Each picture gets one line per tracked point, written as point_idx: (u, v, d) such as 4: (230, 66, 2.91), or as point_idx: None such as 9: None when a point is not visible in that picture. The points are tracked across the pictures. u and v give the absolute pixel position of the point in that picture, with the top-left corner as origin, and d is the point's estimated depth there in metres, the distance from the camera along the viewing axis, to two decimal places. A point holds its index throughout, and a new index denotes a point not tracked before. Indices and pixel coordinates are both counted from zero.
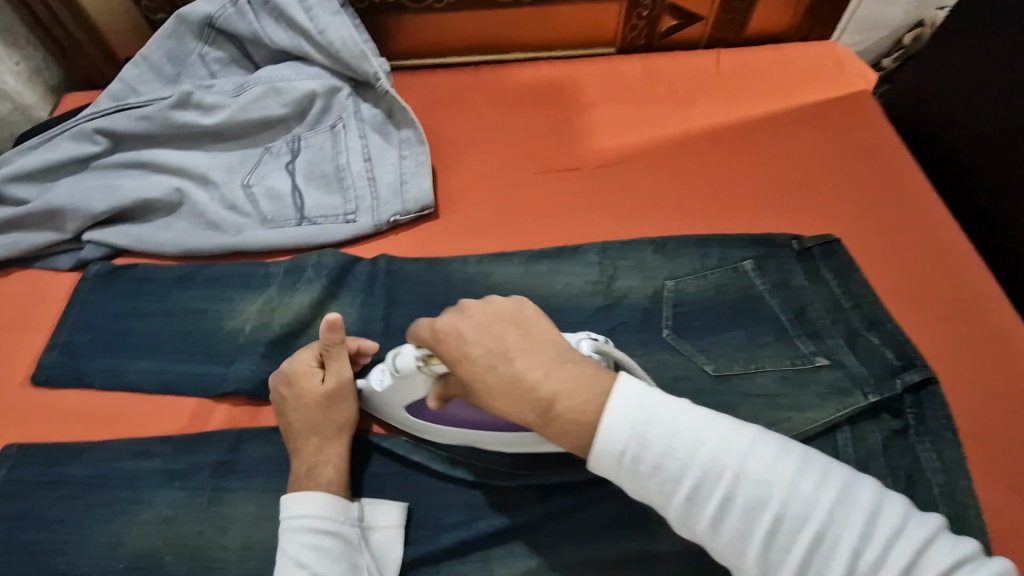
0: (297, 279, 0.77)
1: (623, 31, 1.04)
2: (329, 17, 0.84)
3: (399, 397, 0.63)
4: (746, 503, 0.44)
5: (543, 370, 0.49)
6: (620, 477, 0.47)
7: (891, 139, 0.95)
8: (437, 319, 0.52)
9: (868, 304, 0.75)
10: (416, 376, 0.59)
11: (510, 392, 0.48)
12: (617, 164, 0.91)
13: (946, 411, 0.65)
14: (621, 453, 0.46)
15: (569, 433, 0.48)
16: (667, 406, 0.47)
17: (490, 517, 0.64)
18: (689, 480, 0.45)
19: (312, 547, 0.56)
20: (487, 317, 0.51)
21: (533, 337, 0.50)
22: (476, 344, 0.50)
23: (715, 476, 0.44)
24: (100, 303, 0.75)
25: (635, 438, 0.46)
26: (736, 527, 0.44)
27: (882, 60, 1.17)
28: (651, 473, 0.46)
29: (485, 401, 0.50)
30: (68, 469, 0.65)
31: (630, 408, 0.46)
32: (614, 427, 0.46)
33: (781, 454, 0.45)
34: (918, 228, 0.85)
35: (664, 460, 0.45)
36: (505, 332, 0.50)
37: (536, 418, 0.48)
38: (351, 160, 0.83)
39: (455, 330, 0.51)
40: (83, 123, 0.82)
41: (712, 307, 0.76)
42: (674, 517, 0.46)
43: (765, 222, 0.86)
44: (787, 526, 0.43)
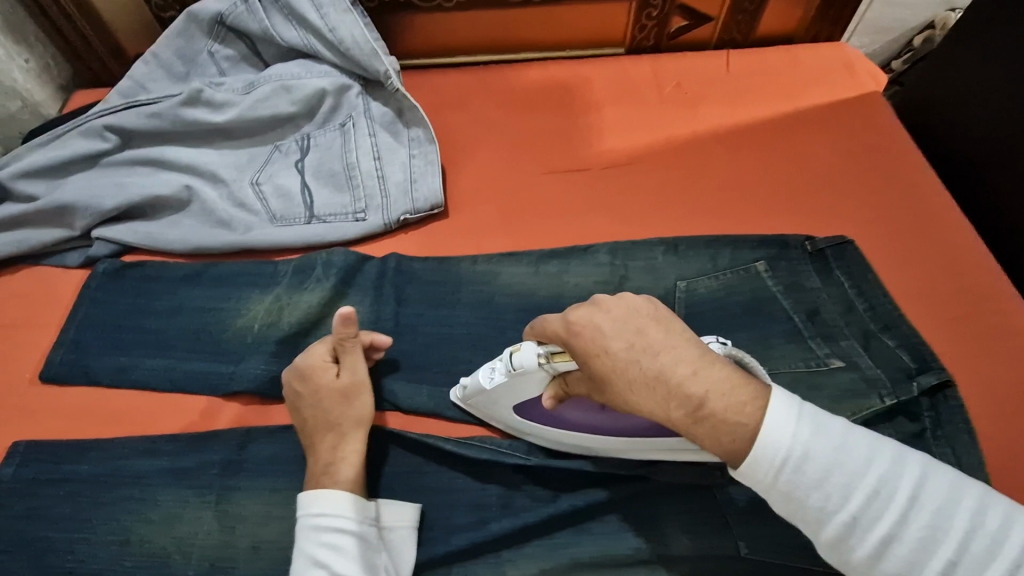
0: (306, 278, 0.76)
1: (633, 31, 1.04)
2: (339, 15, 0.84)
3: (509, 396, 0.61)
4: (920, 532, 0.42)
5: (691, 368, 0.45)
6: (772, 494, 0.44)
7: (902, 140, 0.94)
8: (568, 312, 0.49)
9: (882, 306, 0.74)
10: (535, 373, 0.56)
11: (654, 389, 0.45)
12: (628, 164, 0.90)
13: (964, 415, 0.64)
14: (779, 463, 0.43)
15: (719, 435, 0.44)
16: (829, 422, 0.44)
17: (501, 518, 0.63)
18: (857, 502, 0.42)
19: (328, 546, 0.55)
20: (626, 310, 0.47)
21: (677, 333, 0.46)
22: (618, 339, 0.46)
23: (888, 499, 0.42)
24: (109, 300, 0.75)
25: (799, 449, 0.43)
26: (907, 556, 0.42)
27: (891, 62, 1.16)
28: (812, 491, 0.43)
29: (625, 398, 0.46)
30: (75, 467, 0.65)
31: (795, 419, 0.44)
32: (772, 436, 0.43)
33: (970, 494, 0.43)
34: (938, 229, 0.85)
35: (830, 475, 0.43)
36: (646, 326, 0.46)
37: (682, 417, 0.45)
38: (361, 159, 0.82)
39: (591, 324, 0.47)
40: (93, 120, 0.82)
41: (723, 308, 0.75)
42: (828, 537, 0.44)
43: (777, 222, 0.86)
44: (967, 561, 0.41)
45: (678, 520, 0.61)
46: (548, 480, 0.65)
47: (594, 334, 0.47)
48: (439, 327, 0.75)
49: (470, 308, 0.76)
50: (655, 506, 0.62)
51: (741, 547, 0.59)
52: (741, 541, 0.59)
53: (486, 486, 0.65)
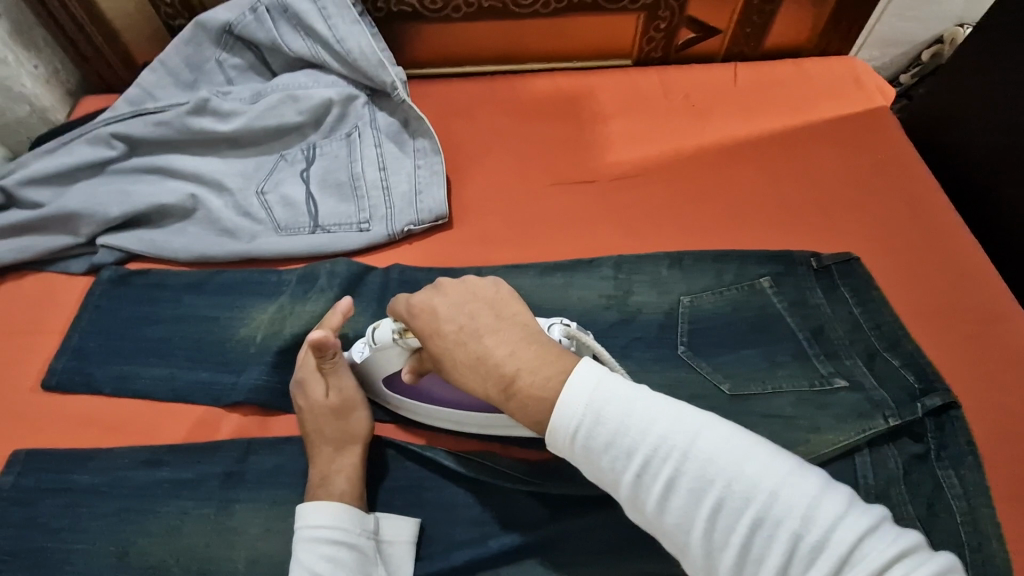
0: (310, 288, 0.76)
1: (641, 43, 1.04)
2: (347, 25, 0.84)
3: (378, 370, 0.65)
4: (690, 485, 0.44)
5: (508, 348, 0.51)
6: (575, 456, 0.48)
7: (909, 155, 0.93)
8: (413, 295, 0.56)
9: (888, 324, 0.73)
10: (392, 348, 0.61)
11: (474, 366, 0.52)
12: (633, 176, 0.90)
13: (968, 436, 0.64)
14: (576, 429, 0.47)
15: (527, 409, 0.50)
16: (622, 385, 0.47)
17: (501, 534, 0.63)
18: (637, 458, 0.45)
19: (329, 559, 0.56)
20: (461, 296, 0.54)
21: (504, 318, 0.53)
22: (448, 320, 0.53)
23: (668, 458, 0.44)
24: (112, 308, 0.75)
25: (587, 412, 0.46)
26: (680, 510, 0.44)
27: (899, 76, 1.16)
28: (603, 449, 0.46)
29: (451, 374, 0.53)
30: (77, 476, 0.65)
31: (588, 385, 0.47)
32: (570, 403, 0.47)
33: (738, 443, 0.44)
34: (909, 239, 0.85)
35: (616, 437, 0.46)
36: (478, 309, 0.54)
37: (497, 393, 0.51)
38: (366, 169, 0.82)
39: (430, 306, 0.54)
40: (99, 127, 0.82)
41: (728, 324, 0.75)
42: (625, 497, 0.46)
43: (781, 238, 0.85)
44: (727, 511, 0.42)
45: None
46: (549, 499, 0.64)
47: (431, 314, 0.54)
48: None
49: None
50: None
51: None
52: None
53: (487, 501, 0.65)
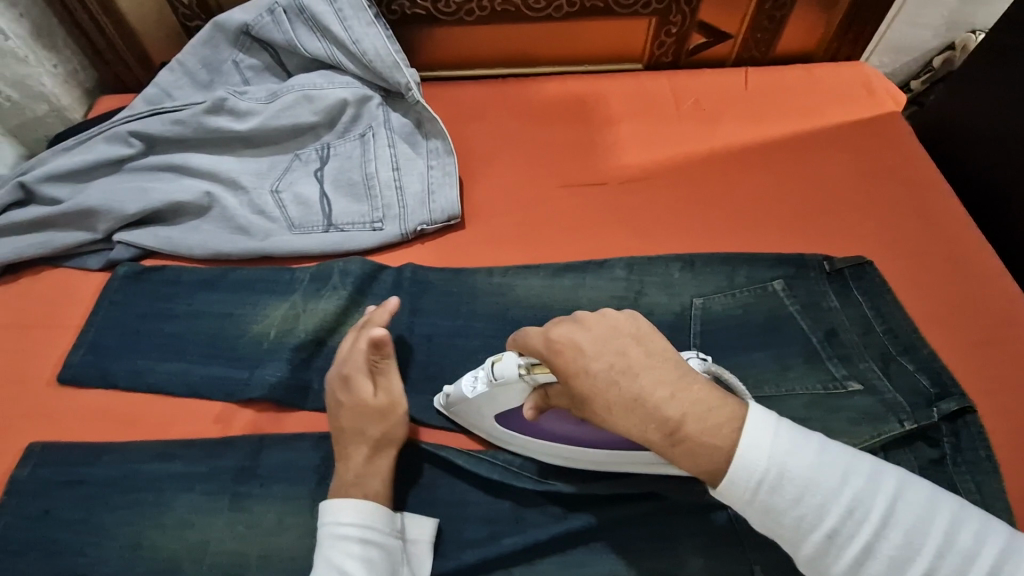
0: (322, 286, 0.77)
1: (651, 47, 1.04)
2: (363, 27, 0.85)
3: (490, 406, 0.62)
4: (893, 550, 0.44)
5: (667, 389, 0.47)
6: (750, 510, 0.47)
7: (925, 162, 0.93)
8: (552, 329, 0.52)
9: (902, 327, 0.73)
10: (515, 385, 0.57)
11: (632, 410, 0.47)
12: (644, 179, 0.90)
13: (984, 442, 0.63)
14: (757, 484, 0.45)
15: (696, 455, 0.47)
16: (805, 439, 0.46)
17: (512, 533, 0.63)
18: (832, 517, 0.44)
19: (360, 558, 0.55)
20: (606, 330, 0.50)
21: (655, 354, 0.49)
22: (596, 357, 0.49)
23: (862, 518, 0.44)
24: (127, 303, 0.76)
25: (774, 468, 0.45)
26: (880, 572, 0.44)
27: (910, 82, 1.16)
28: (790, 507, 0.45)
29: (603, 415, 0.49)
30: (90, 469, 0.65)
31: (770, 439, 0.46)
32: (749, 456, 0.45)
33: (940, 505, 0.44)
34: (932, 246, 0.84)
35: (806, 495, 0.45)
36: (624, 345, 0.49)
37: (661, 438, 0.47)
38: (380, 169, 0.83)
39: (572, 342, 0.50)
40: (117, 126, 0.83)
41: (740, 326, 0.75)
42: (807, 554, 0.46)
43: (794, 242, 0.85)
44: (936, 575, 0.43)
45: (692, 541, 0.61)
46: (559, 497, 0.64)
47: (574, 350, 0.50)
48: (454, 338, 0.75)
49: (484, 319, 0.76)
50: (667, 525, 0.62)
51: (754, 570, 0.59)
52: (755, 563, 0.59)
53: (498, 501, 0.65)
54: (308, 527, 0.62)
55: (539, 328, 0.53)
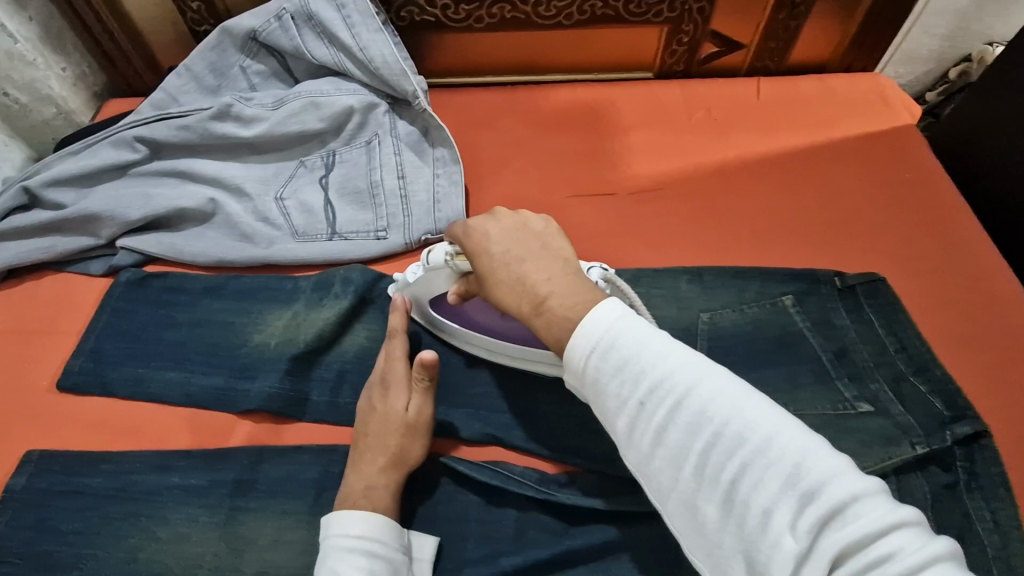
0: (325, 295, 0.76)
1: (663, 56, 1.03)
2: (371, 34, 0.84)
3: (424, 291, 0.68)
4: (690, 426, 0.44)
5: (547, 274, 0.54)
6: (580, 380, 0.49)
7: (937, 175, 0.91)
8: (471, 220, 0.60)
9: (915, 346, 0.71)
10: (444, 271, 0.64)
11: (513, 286, 0.55)
12: (653, 190, 0.89)
13: (999, 466, 0.62)
14: (589, 351, 0.48)
15: (552, 328, 0.51)
16: (646, 327, 0.48)
17: (514, 553, 0.61)
18: (644, 389, 0.46)
19: (364, 570, 0.54)
20: (514, 225, 0.59)
21: (548, 249, 0.56)
22: (498, 243, 0.57)
23: (669, 393, 0.45)
24: (130, 310, 0.75)
25: (602, 337, 0.47)
26: (675, 445, 0.44)
27: (926, 93, 1.14)
28: (610, 375, 0.47)
29: (492, 293, 0.56)
30: (88, 480, 0.64)
31: (608, 316, 0.48)
32: (588, 328, 0.48)
33: (754, 401, 0.44)
34: (933, 253, 0.84)
35: (625, 365, 0.47)
36: (526, 239, 0.57)
37: (529, 310, 0.53)
38: (385, 177, 0.82)
39: (483, 231, 0.59)
40: (124, 131, 0.82)
41: (749, 341, 0.74)
42: (621, 425, 0.47)
43: (805, 257, 0.84)
44: (720, 450, 0.43)
45: None
46: (561, 512, 0.64)
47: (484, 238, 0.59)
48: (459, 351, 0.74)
49: None
50: (672, 547, 0.60)
51: None
52: None
53: (500, 518, 0.64)
54: (306, 542, 0.61)
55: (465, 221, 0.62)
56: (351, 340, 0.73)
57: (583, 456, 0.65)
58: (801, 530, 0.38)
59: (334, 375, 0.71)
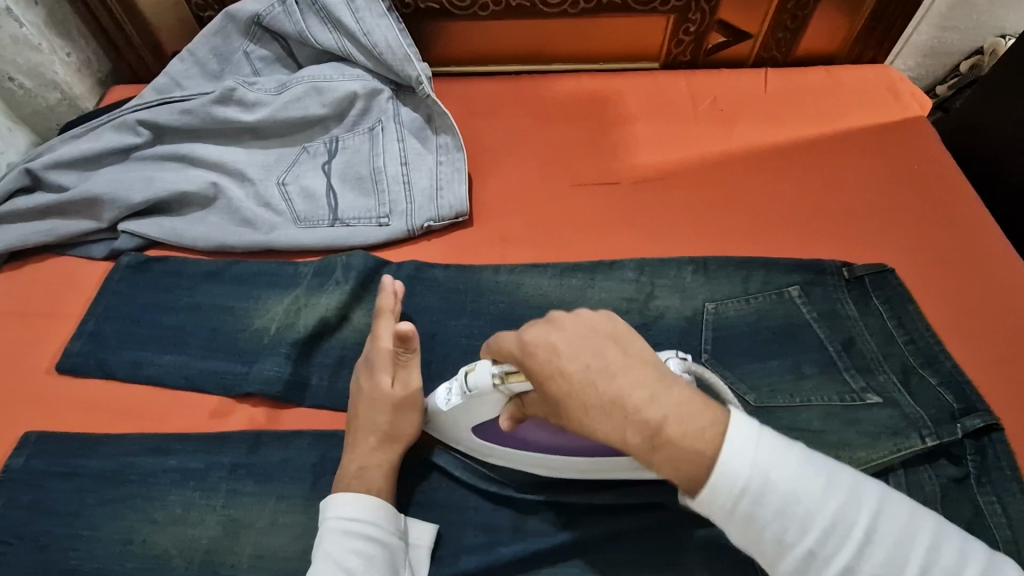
0: (325, 281, 0.75)
1: (669, 46, 1.02)
2: (375, 19, 0.83)
3: (468, 417, 0.58)
4: (876, 568, 0.41)
5: (650, 393, 0.45)
6: (729, 524, 0.44)
7: (947, 166, 0.90)
8: (525, 330, 0.48)
9: (924, 339, 0.70)
10: (489, 396, 0.54)
11: (610, 415, 0.45)
12: (658, 180, 0.88)
13: (1011, 461, 0.60)
14: (740, 495, 0.43)
15: (677, 464, 0.44)
16: (786, 449, 0.44)
17: (512, 541, 0.61)
18: (814, 534, 0.42)
19: (360, 554, 0.54)
20: (583, 331, 0.47)
21: (634, 354, 0.46)
22: (572, 360, 0.46)
23: (844, 533, 0.42)
24: (130, 293, 0.75)
25: (757, 477, 0.43)
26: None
27: (935, 87, 1.12)
28: (770, 521, 0.43)
29: (580, 420, 0.46)
30: (84, 461, 0.64)
31: (753, 447, 0.43)
32: (732, 465, 0.43)
33: (918, 519, 0.43)
34: (949, 253, 0.82)
35: (785, 507, 0.42)
36: (601, 346, 0.46)
37: (639, 442, 0.45)
38: (388, 163, 0.82)
39: (549, 344, 0.47)
40: (126, 115, 0.82)
41: (755, 333, 0.72)
42: (790, 570, 0.43)
43: (812, 248, 0.83)
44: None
45: (699, 554, 0.59)
46: (560, 502, 0.62)
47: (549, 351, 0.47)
48: (459, 338, 0.73)
49: (490, 319, 0.74)
50: (673, 537, 0.60)
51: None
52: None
53: (499, 507, 0.63)
54: (303, 528, 0.61)
55: (515, 331, 0.50)
56: (351, 326, 0.72)
57: None
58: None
59: (334, 360, 0.70)
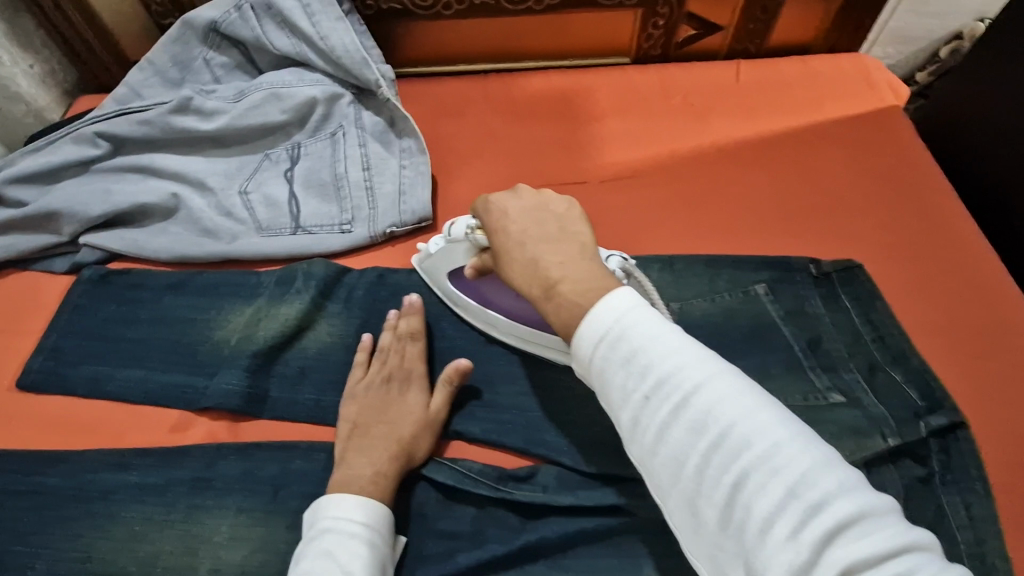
0: (287, 290, 0.74)
1: (639, 40, 1.00)
2: (332, 23, 0.82)
3: (446, 263, 0.69)
4: (693, 421, 0.40)
5: (563, 257, 0.50)
6: (588, 369, 0.45)
7: (920, 155, 0.89)
8: (492, 197, 0.58)
9: (891, 335, 0.69)
10: (462, 244, 0.64)
11: (526, 265, 0.51)
12: (626, 178, 0.87)
13: (976, 458, 0.60)
14: (599, 344, 0.44)
15: (560, 312, 0.48)
16: (657, 314, 0.44)
17: (470, 549, 0.60)
18: (646, 382, 0.42)
19: (359, 557, 0.52)
20: (535, 204, 0.55)
21: (568, 231, 0.53)
22: (516, 222, 0.54)
23: (675, 391, 0.41)
24: (91, 308, 0.75)
25: (615, 332, 0.44)
26: (677, 443, 0.41)
27: (916, 74, 1.10)
28: (615, 365, 0.43)
29: (506, 270, 0.53)
30: (44, 479, 0.64)
31: (621, 310, 0.44)
32: (599, 317, 0.44)
33: (752, 392, 0.41)
34: (896, 219, 0.83)
35: (633, 359, 0.43)
36: (545, 219, 0.54)
37: (540, 294, 0.50)
38: (349, 169, 0.81)
39: (503, 207, 0.56)
40: (85, 126, 0.82)
41: (719, 331, 0.71)
42: (624, 419, 0.44)
43: (779, 243, 0.81)
44: (722, 452, 0.39)
45: (659, 561, 0.58)
46: (519, 507, 0.62)
47: (502, 214, 0.56)
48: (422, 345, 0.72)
49: (453, 324, 0.73)
50: (633, 541, 0.59)
51: None
52: None
53: (458, 515, 0.62)
54: (261, 541, 0.60)
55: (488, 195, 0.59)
56: (312, 335, 0.72)
57: (543, 445, 0.65)
58: (796, 549, 0.35)
59: (295, 371, 0.70)
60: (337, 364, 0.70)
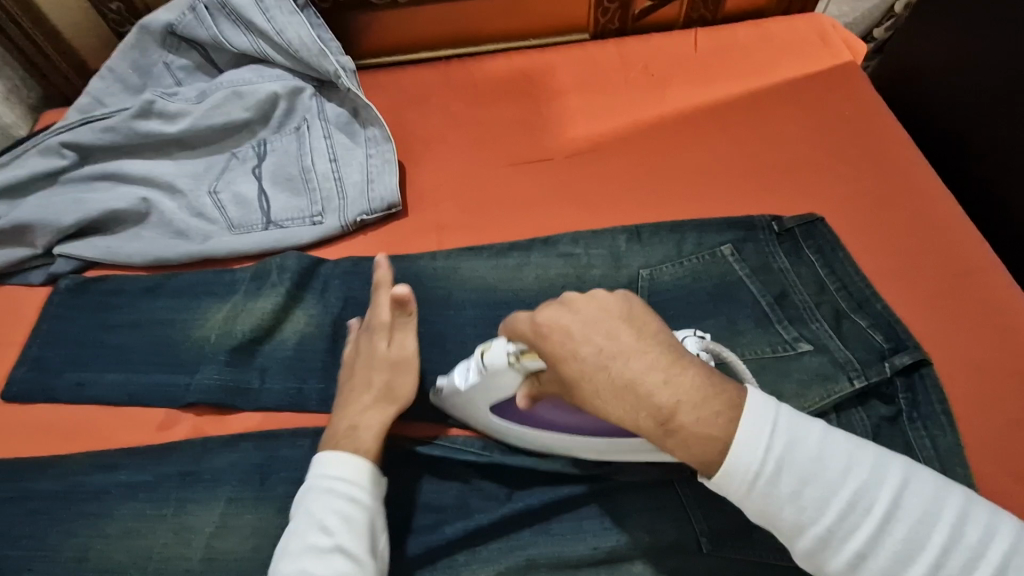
0: (262, 284, 0.75)
1: (596, 15, 1.01)
2: (286, 17, 0.83)
3: (486, 396, 0.58)
4: (873, 530, 0.43)
5: (663, 376, 0.45)
6: (751, 506, 0.45)
7: (875, 108, 0.91)
8: (538, 313, 0.48)
9: (855, 284, 0.71)
10: (505, 372, 0.55)
11: (623, 397, 0.45)
12: (592, 152, 0.88)
13: (940, 395, 0.62)
14: (756, 478, 0.44)
15: (690, 445, 0.45)
16: (797, 426, 0.45)
17: (456, 520, 0.62)
18: (828, 512, 0.44)
19: (337, 512, 0.54)
20: (594, 312, 0.47)
21: (645, 336, 0.46)
22: (586, 342, 0.46)
23: (847, 506, 0.44)
24: (69, 317, 0.75)
25: (772, 463, 0.44)
26: (871, 559, 0.43)
27: (873, 30, 1.12)
28: (787, 499, 0.44)
29: (592, 404, 0.46)
30: (34, 484, 0.65)
31: (764, 434, 0.44)
32: (747, 445, 0.44)
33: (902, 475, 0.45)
34: (910, 206, 0.81)
35: (802, 489, 0.44)
36: (615, 329, 0.46)
37: (653, 426, 0.45)
38: (316, 161, 0.81)
39: (562, 326, 0.46)
40: (50, 138, 0.82)
41: (689, 294, 0.73)
42: (805, 549, 0.45)
43: (744, 204, 0.83)
44: (905, 547, 0.43)
45: (640, 517, 0.60)
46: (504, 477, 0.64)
47: (563, 335, 0.47)
48: None
49: (428, 306, 0.75)
50: (614, 500, 0.61)
51: (702, 544, 0.58)
52: (702, 536, 0.58)
53: (444, 489, 0.64)
54: (252, 528, 0.62)
55: (527, 312, 0.50)
56: (290, 327, 0.73)
57: None
58: None
59: (275, 363, 0.71)
60: (316, 353, 0.71)
